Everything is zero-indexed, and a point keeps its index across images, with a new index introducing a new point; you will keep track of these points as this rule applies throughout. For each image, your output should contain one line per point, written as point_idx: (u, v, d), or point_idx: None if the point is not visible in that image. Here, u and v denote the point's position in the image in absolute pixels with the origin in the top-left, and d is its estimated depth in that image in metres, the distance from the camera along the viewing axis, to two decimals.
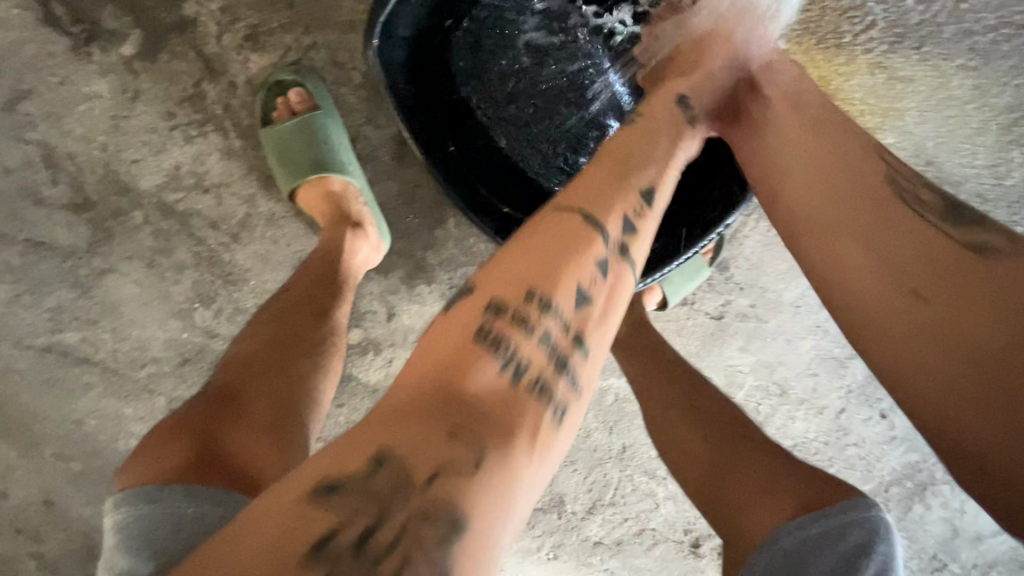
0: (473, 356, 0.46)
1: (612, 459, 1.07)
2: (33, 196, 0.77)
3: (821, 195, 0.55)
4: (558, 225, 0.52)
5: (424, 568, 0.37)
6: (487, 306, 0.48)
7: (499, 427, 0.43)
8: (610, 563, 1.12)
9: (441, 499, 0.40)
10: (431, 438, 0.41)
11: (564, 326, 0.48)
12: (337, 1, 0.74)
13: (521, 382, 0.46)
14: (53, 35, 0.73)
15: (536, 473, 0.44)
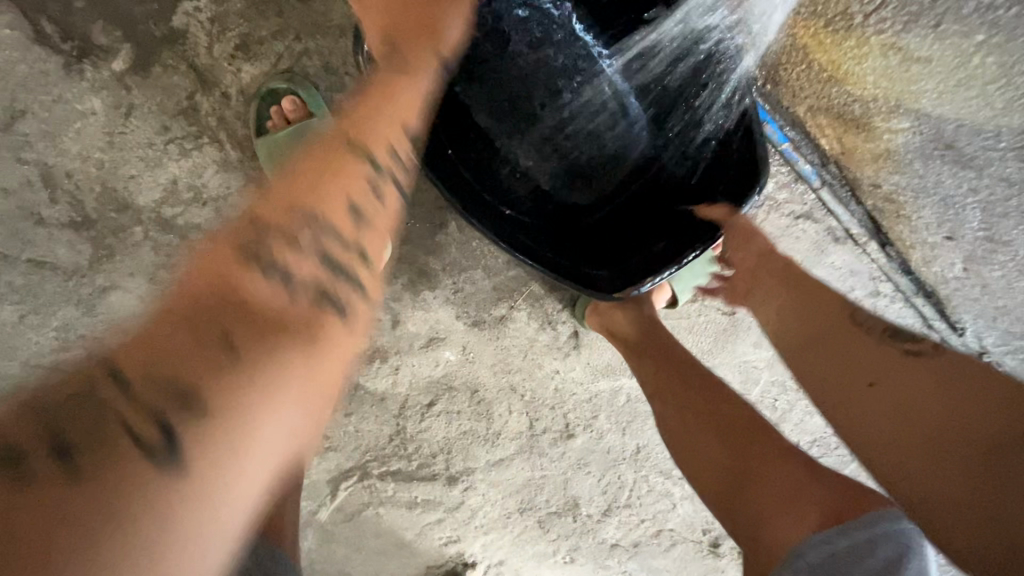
0: (243, 272, 0.49)
1: (626, 461, 1.05)
2: (33, 216, 0.77)
3: (799, 330, 0.72)
4: (326, 154, 0.58)
5: (158, 440, 0.40)
6: (226, 258, 0.50)
7: (246, 346, 0.44)
8: (627, 564, 1.11)
9: (205, 401, 0.42)
10: (151, 374, 0.42)
11: (342, 244, 0.55)
12: (328, 6, 0.73)
13: (271, 271, 0.50)
14: (44, 53, 0.72)
15: (301, 381, 0.46)
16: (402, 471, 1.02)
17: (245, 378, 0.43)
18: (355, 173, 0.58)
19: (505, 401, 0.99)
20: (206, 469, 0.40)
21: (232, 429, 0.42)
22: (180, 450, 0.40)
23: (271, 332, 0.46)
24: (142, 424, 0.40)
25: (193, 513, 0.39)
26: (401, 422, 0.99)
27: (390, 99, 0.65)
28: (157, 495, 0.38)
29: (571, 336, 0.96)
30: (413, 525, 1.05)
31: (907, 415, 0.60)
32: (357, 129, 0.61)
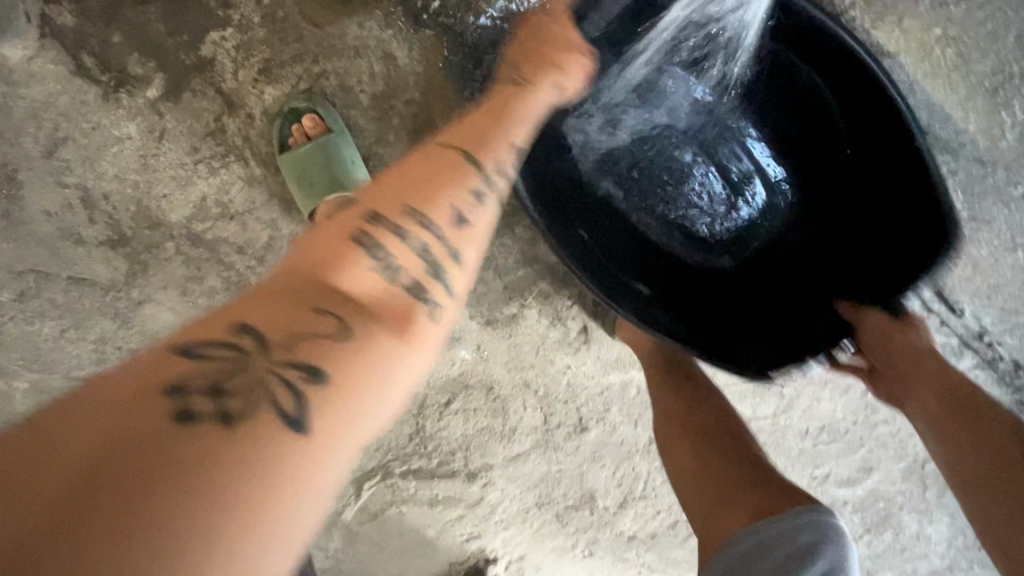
0: (344, 256, 0.49)
1: (640, 452, 1.08)
2: (73, 236, 0.83)
3: (874, 345, 0.78)
4: (432, 154, 0.57)
5: (270, 406, 0.40)
6: (364, 214, 0.52)
7: (358, 315, 0.45)
8: (646, 557, 1.13)
9: (295, 356, 0.42)
10: (277, 329, 0.42)
11: (439, 240, 0.53)
12: (342, 29, 0.78)
13: (389, 280, 0.50)
14: (83, 84, 0.78)
15: (396, 364, 0.45)
16: (423, 470, 1.06)
17: (392, 370, 0.45)
18: (469, 181, 0.56)
19: (519, 398, 1.02)
20: (287, 456, 0.38)
21: (336, 432, 0.41)
22: (306, 413, 0.40)
23: (372, 310, 0.47)
24: (267, 374, 0.41)
25: (277, 482, 0.37)
26: (421, 421, 1.03)
27: (513, 122, 0.62)
28: (241, 458, 0.37)
29: (581, 331, 0.99)
30: (435, 522, 1.09)
31: (942, 440, 0.68)
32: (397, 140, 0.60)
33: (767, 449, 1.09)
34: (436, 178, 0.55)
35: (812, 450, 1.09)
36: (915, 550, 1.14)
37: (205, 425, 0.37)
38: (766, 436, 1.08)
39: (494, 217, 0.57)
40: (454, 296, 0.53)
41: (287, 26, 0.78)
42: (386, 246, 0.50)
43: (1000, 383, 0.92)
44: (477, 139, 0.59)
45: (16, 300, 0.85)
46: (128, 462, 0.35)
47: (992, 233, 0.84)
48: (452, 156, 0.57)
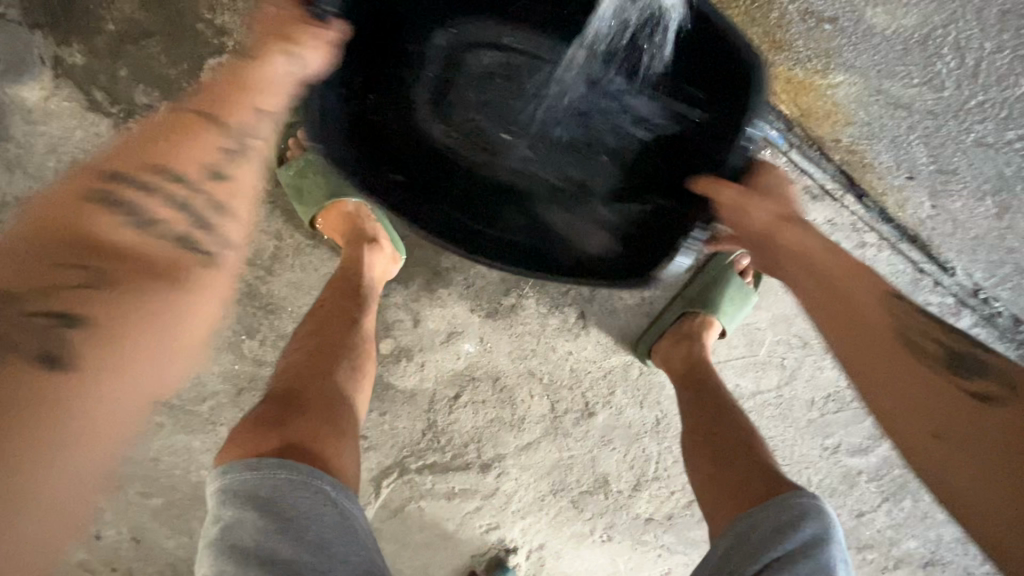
0: (78, 216, 0.50)
1: (649, 433, 1.09)
2: None
3: (852, 334, 0.61)
4: (183, 121, 0.59)
5: (22, 352, 0.44)
6: (101, 172, 0.54)
7: (108, 261, 0.49)
8: (665, 538, 1.14)
9: (52, 309, 0.45)
10: (35, 286, 0.45)
11: (191, 194, 0.56)
12: None
13: (160, 235, 0.53)
14: (99, 119, 0.82)
15: (138, 340, 0.47)
16: (438, 464, 1.09)
17: (123, 336, 0.47)
18: (217, 141, 0.59)
19: (525, 386, 1.06)
20: (113, 367, 0.46)
21: (103, 361, 0.46)
22: (69, 354, 0.44)
23: (126, 258, 0.50)
24: (29, 326, 0.44)
25: (83, 391, 0.44)
26: (432, 416, 1.07)
27: (255, 89, 0.63)
28: (26, 398, 0.43)
29: (578, 317, 1.03)
30: (454, 515, 1.12)
31: (936, 433, 0.54)
32: (212, 171, 0.57)
33: (775, 423, 1.09)
34: (177, 142, 0.57)
35: (820, 420, 1.09)
36: (940, 517, 1.11)
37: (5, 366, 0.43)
38: (773, 408, 1.09)
39: (258, 177, 0.62)
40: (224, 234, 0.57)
41: None
42: (203, 185, 0.57)
43: (1004, 339, 0.92)
44: (215, 105, 0.61)
45: None
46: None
47: (962, 182, 0.84)
48: (196, 124, 0.59)
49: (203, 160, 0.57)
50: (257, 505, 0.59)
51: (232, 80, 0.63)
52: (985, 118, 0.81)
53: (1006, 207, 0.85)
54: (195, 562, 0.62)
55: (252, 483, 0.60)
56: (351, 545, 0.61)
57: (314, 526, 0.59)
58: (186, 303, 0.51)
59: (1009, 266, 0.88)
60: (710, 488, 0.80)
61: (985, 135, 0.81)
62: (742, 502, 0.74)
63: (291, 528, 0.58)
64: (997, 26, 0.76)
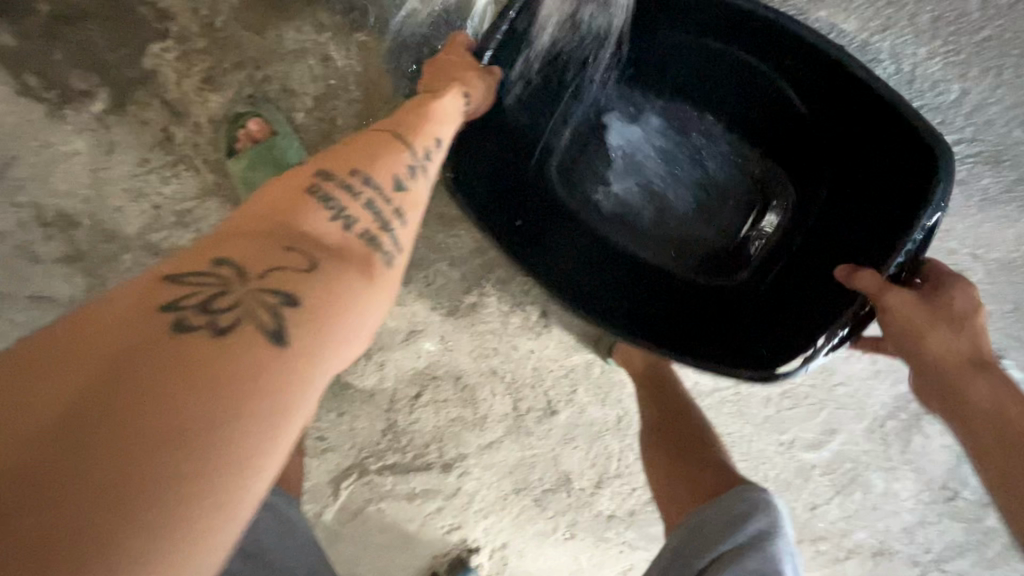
0: (297, 204, 0.48)
1: (611, 431, 1.10)
2: (29, 253, 0.82)
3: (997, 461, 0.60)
4: (381, 133, 0.57)
5: (262, 325, 0.40)
6: (317, 170, 0.51)
7: (323, 252, 0.45)
8: (626, 535, 1.15)
9: (274, 287, 0.41)
10: (264, 262, 0.42)
11: (387, 199, 0.52)
12: (281, 35, 0.77)
13: (347, 229, 0.49)
14: (29, 103, 0.76)
15: (339, 353, 0.43)
16: (399, 464, 1.07)
17: (328, 324, 0.42)
18: (406, 149, 0.57)
19: (487, 385, 1.05)
20: (315, 357, 0.41)
21: (309, 346, 0.41)
22: (290, 331, 0.40)
23: (331, 250, 0.46)
24: (259, 294, 0.41)
25: (302, 373, 0.40)
26: (393, 416, 1.05)
27: (441, 120, 0.63)
28: (244, 369, 0.38)
29: (541, 316, 1.02)
30: (415, 516, 1.10)
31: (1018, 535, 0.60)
32: (397, 181, 0.54)
33: (732, 419, 1.11)
34: (379, 148, 0.55)
35: (776, 416, 1.11)
36: (888, 508, 1.15)
37: (197, 338, 0.37)
38: (730, 405, 1.11)
39: (431, 186, 0.58)
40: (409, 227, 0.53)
41: (226, 35, 0.76)
42: (386, 189, 0.53)
43: None
44: (408, 121, 0.60)
45: None
46: (88, 372, 0.34)
47: None
48: (389, 139, 0.56)
49: (391, 166, 0.54)
50: None
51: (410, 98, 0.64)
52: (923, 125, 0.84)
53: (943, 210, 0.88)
54: None
55: None
56: (301, 543, 0.66)
57: (263, 528, 0.64)
58: (374, 298, 0.47)
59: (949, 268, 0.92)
60: (654, 486, 0.83)
61: None
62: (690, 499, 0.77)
63: (241, 532, 0.62)
64: (929, 33, 0.76)
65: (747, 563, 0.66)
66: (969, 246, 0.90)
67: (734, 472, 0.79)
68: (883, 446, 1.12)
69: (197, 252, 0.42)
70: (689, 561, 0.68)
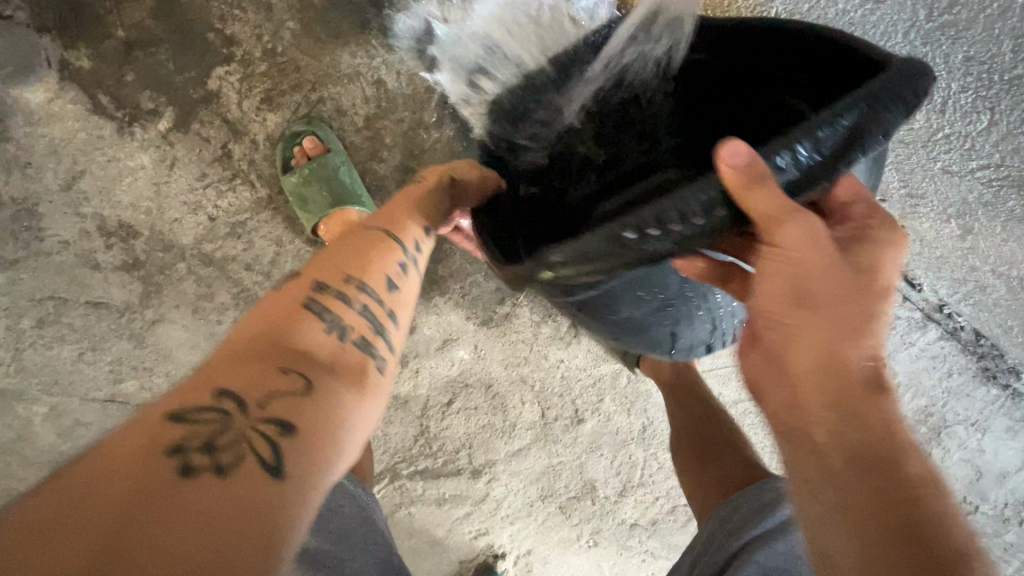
0: (294, 323, 0.51)
1: (635, 440, 1.12)
2: (90, 262, 0.86)
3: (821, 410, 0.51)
4: (365, 232, 0.62)
5: (253, 461, 0.41)
6: (312, 283, 0.55)
7: (317, 369, 0.49)
8: (649, 544, 1.17)
9: (271, 416, 0.44)
10: (263, 390, 0.45)
11: (377, 300, 0.57)
12: (336, 59, 0.82)
13: (341, 339, 0.53)
14: (100, 120, 0.81)
15: (349, 445, 0.47)
16: (429, 469, 1.10)
17: (321, 438, 0.45)
18: (394, 248, 0.61)
19: (517, 393, 1.08)
20: (307, 490, 0.42)
21: (314, 475, 0.43)
22: (285, 464, 0.42)
23: (325, 363, 0.50)
24: (261, 424, 0.43)
25: (307, 498, 0.42)
26: (424, 422, 1.08)
27: (422, 211, 0.66)
28: (248, 507, 0.39)
29: (570, 326, 1.06)
30: (443, 521, 1.13)
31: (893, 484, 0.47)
32: (388, 280, 0.59)
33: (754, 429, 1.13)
34: (367, 251, 0.59)
35: None
36: None
37: (205, 481, 0.39)
38: (752, 416, 1.12)
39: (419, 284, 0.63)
40: (400, 326, 0.59)
41: (285, 59, 0.82)
42: (378, 291, 0.58)
43: (965, 351, 1.03)
44: (397, 215, 0.64)
45: (36, 327, 0.89)
46: (101, 522, 0.35)
47: (929, 207, 0.92)
48: (379, 237, 0.61)
49: (387, 263, 0.60)
50: None
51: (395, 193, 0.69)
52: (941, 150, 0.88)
53: (969, 230, 0.91)
54: None
55: None
56: (369, 533, 0.66)
57: (336, 517, 0.64)
58: (369, 410, 0.51)
59: (970, 284, 0.96)
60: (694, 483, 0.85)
61: (950, 164, 0.87)
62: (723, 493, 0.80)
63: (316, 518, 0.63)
64: (960, 71, 0.78)
65: (776, 546, 0.66)
66: (991, 264, 0.93)
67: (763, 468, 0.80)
68: None
69: (197, 387, 0.44)
70: (724, 544, 0.70)
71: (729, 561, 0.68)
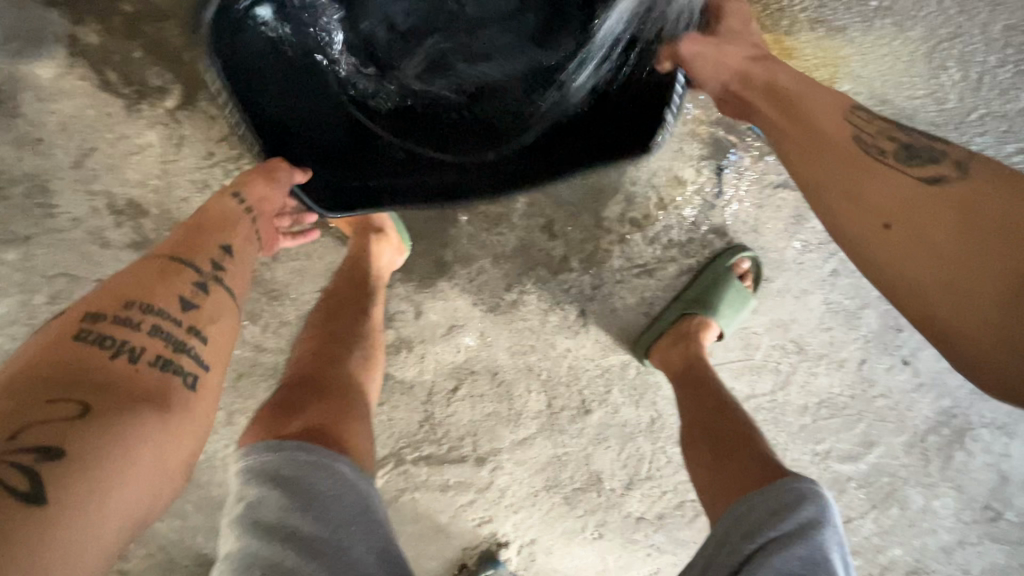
0: (70, 357, 0.51)
1: (643, 433, 1.10)
2: (100, 240, 0.87)
3: (849, 177, 0.62)
4: (154, 267, 0.62)
5: (13, 480, 0.43)
6: (82, 317, 0.55)
7: (95, 392, 0.50)
8: (655, 538, 1.15)
9: (32, 439, 0.45)
10: (13, 422, 0.45)
11: (173, 319, 0.59)
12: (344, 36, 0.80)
13: (132, 361, 0.54)
14: (108, 97, 0.81)
15: (149, 448, 0.50)
16: (433, 455, 1.10)
17: (117, 446, 0.48)
18: (184, 281, 0.62)
19: (523, 381, 1.07)
20: (90, 499, 0.46)
21: (87, 493, 0.46)
22: (44, 487, 0.44)
23: (102, 383, 0.51)
24: (16, 452, 0.44)
25: (76, 513, 0.45)
26: (430, 408, 1.08)
27: (223, 230, 0.69)
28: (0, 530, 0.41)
29: (578, 315, 1.03)
30: (447, 508, 1.13)
31: (887, 222, 0.59)
32: (184, 301, 0.61)
33: (769, 426, 1.08)
34: (156, 284, 0.60)
35: (812, 426, 1.08)
36: (926, 526, 1.11)
37: None
38: (766, 412, 1.07)
39: (230, 296, 0.65)
40: (208, 342, 0.61)
41: None
42: (177, 316, 0.59)
43: None
44: (191, 245, 0.66)
45: (48, 304, 0.90)
46: None
47: None
48: (171, 268, 0.63)
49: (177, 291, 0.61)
50: (282, 479, 0.62)
51: (200, 221, 0.70)
52: (975, 133, 0.82)
53: None
54: (219, 538, 0.64)
55: (275, 463, 0.63)
56: (370, 523, 0.64)
57: (337, 505, 0.63)
58: (185, 403, 0.56)
59: None
60: (707, 482, 0.81)
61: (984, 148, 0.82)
62: (737, 494, 0.75)
63: (315, 507, 0.61)
64: (1000, 41, 0.79)
65: (795, 551, 0.63)
66: None
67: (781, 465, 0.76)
68: (923, 462, 1.08)
69: None
70: (736, 547, 0.67)
71: (740, 567, 0.65)
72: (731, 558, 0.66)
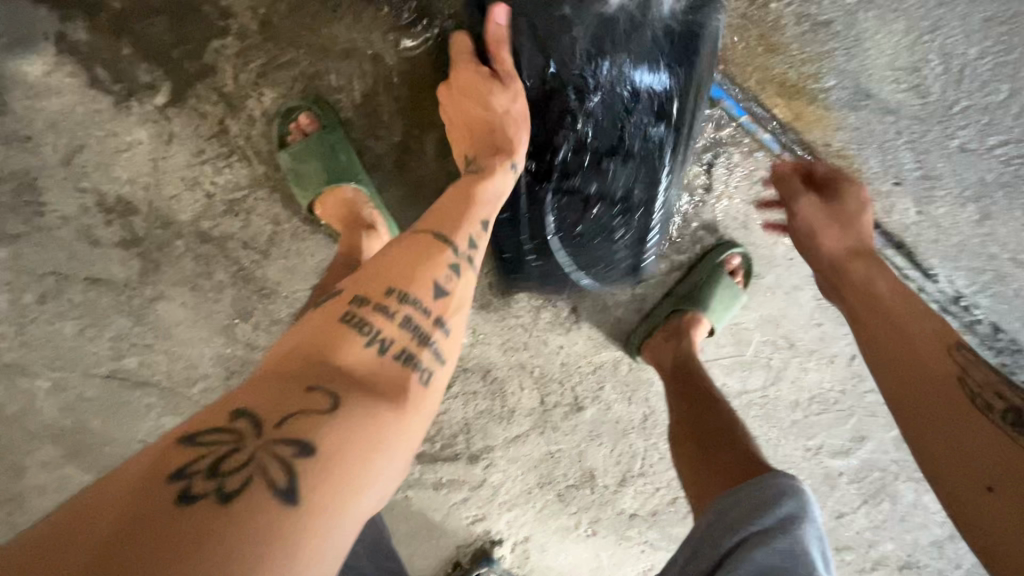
0: (334, 341, 0.53)
1: (636, 430, 1.10)
2: (89, 238, 0.87)
3: (920, 388, 0.65)
4: (408, 243, 0.62)
5: (262, 485, 0.42)
6: (350, 298, 0.57)
7: (350, 393, 0.49)
8: (648, 534, 1.16)
9: (289, 437, 0.44)
10: (285, 409, 0.45)
11: (423, 311, 0.58)
12: (334, 33, 0.81)
13: (381, 353, 0.54)
14: (96, 94, 0.81)
15: (389, 456, 0.48)
16: (427, 453, 1.10)
17: (365, 448, 0.47)
18: (437, 256, 0.61)
19: (516, 378, 1.07)
20: (324, 517, 0.43)
21: (334, 502, 0.44)
22: (299, 491, 0.42)
23: (358, 378, 0.51)
24: (277, 444, 0.44)
25: (329, 524, 0.43)
26: None
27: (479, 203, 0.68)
28: (258, 533, 0.40)
29: (570, 312, 1.04)
30: (440, 506, 1.13)
31: (990, 484, 0.56)
32: (434, 288, 0.60)
33: (759, 422, 1.08)
34: (414, 263, 0.60)
35: (803, 421, 1.08)
36: (916, 521, 1.13)
37: (207, 504, 0.40)
38: (757, 408, 1.08)
39: (469, 285, 0.63)
40: (448, 334, 0.60)
41: (282, 32, 0.80)
42: (424, 300, 0.58)
43: (983, 346, 1.00)
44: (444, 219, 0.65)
45: (38, 303, 0.89)
46: (101, 534, 0.37)
47: (946, 189, 0.88)
48: (434, 246, 0.62)
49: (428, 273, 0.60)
50: None
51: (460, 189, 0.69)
52: (958, 127, 0.84)
53: (987, 213, 0.88)
54: None
55: None
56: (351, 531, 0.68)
57: None
58: (426, 397, 0.55)
59: (988, 274, 0.93)
60: (692, 476, 0.82)
61: (968, 141, 0.84)
62: (719, 487, 0.76)
63: None
64: (981, 33, 0.79)
65: (774, 544, 0.63)
66: (1010, 252, 0.91)
67: (762, 462, 0.77)
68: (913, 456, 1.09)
69: (228, 402, 0.47)
70: (717, 540, 0.67)
71: (720, 561, 0.65)
72: (710, 554, 0.67)
